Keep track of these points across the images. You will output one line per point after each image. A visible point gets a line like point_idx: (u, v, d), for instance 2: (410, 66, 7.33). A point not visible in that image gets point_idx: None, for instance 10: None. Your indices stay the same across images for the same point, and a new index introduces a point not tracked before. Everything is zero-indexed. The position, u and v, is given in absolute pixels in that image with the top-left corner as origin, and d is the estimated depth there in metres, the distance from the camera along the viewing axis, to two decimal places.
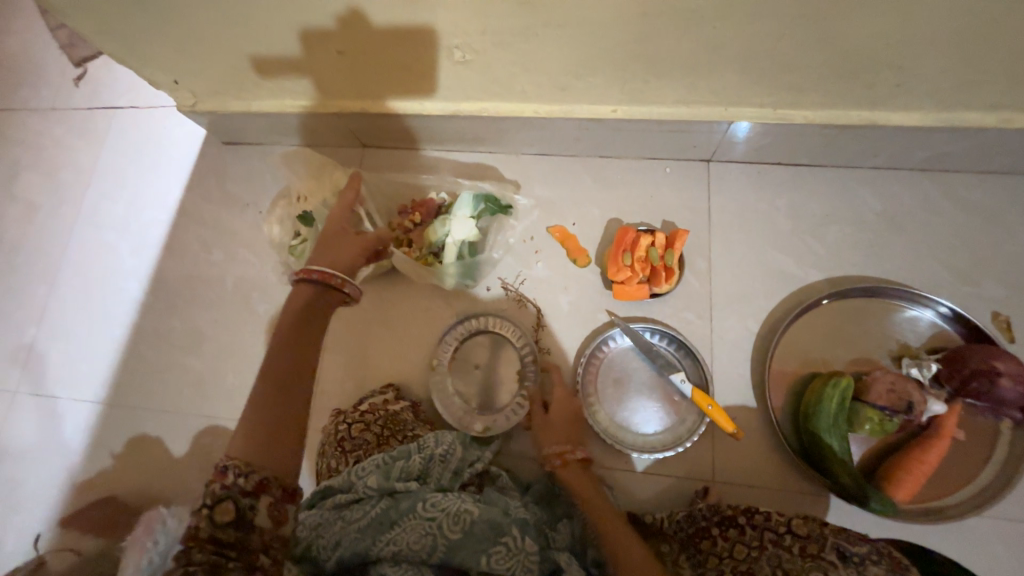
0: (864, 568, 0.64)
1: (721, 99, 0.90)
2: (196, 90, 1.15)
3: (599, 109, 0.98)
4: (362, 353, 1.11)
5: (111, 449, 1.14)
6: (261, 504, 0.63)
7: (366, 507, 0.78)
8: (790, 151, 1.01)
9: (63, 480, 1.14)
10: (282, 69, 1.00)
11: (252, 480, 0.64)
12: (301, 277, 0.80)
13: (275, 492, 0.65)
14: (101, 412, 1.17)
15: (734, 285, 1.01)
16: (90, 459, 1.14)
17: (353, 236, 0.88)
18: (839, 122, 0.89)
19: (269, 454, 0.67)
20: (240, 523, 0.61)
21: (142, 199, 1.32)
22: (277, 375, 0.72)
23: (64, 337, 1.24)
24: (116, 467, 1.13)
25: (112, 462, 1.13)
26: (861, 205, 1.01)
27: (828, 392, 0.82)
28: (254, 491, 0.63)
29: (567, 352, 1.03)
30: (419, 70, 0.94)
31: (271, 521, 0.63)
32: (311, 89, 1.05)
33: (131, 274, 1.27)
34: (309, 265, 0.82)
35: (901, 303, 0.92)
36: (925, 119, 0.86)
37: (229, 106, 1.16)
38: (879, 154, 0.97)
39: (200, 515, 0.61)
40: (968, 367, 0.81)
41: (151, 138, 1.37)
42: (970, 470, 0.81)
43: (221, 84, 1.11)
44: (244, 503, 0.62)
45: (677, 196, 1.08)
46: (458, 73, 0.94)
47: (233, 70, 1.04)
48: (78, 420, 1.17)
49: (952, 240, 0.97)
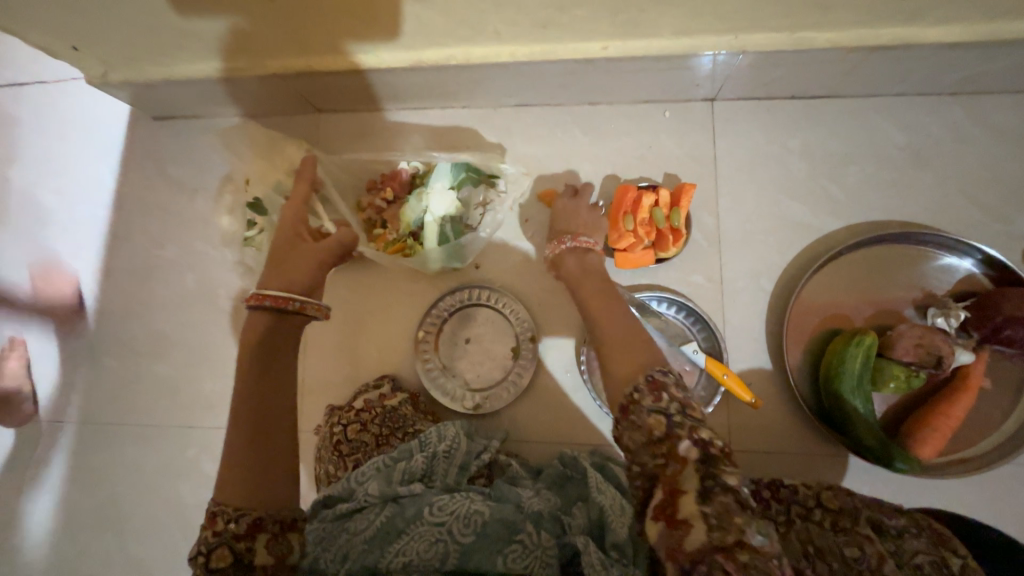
0: (903, 542, 0.60)
1: (730, 25, 0.77)
2: (105, 58, 0.96)
3: (587, 48, 0.83)
4: (348, 347, 1.02)
5: (91, 469, 1.07)
6: (259, 545, 0.57)
7: (365, 516, 0.69)
8: (805, 83, 0.89)
9: (45, 504, 1.07)
10: (200, 22, 0.82)
11: (244, 522, 0.57)
12: (253, 305, 0.68)
13: (273, 529, 0.58)
14: (72, 432, 1.08)
15: (746, 240, 0.92)
16: (71, 480, 1.07)
17: (310, 243, 0.76)
18: (868, 43, 0.77)
19: (250, 492, 0.59)
20: (240, 567, 0.56)
21: (71, 192, 1.15)
22: (244, 410, 0.63)
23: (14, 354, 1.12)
24: (99, 486, 1.06)
25: (95, 482, 1.06)
26: (882, 140, 0.91)
27: (851, 350, 0.77)
28: (248, 532, 0.57)
29: (568, 328, 0.97)
30: (368, 12, 0.78)
31: (271, 561, 0.57)
32: (243, 46, 0.88)
33: (75, 279, 1.13)
34: (260, 289, 0.69)
35: (927, 248, 0.86)
36: (965, 34, 0.75)
37: (149, 74, 0.98)
38: (905, 79, 0.86)
39: (196, 560, 0.56)
40: (1001, 315, 0.76)
41: (65, 118, 1.17)
42: (996, 418, 0.80)
43: (132, 47, 0.92)
44: (240, 547, 0.57)
45: (679, 144, 0.96)
46: (416, 14, 0.77)
47: (139, 27, 0.85)
48: (49, 443, 1.09)
49: (981, 173, 0.89)
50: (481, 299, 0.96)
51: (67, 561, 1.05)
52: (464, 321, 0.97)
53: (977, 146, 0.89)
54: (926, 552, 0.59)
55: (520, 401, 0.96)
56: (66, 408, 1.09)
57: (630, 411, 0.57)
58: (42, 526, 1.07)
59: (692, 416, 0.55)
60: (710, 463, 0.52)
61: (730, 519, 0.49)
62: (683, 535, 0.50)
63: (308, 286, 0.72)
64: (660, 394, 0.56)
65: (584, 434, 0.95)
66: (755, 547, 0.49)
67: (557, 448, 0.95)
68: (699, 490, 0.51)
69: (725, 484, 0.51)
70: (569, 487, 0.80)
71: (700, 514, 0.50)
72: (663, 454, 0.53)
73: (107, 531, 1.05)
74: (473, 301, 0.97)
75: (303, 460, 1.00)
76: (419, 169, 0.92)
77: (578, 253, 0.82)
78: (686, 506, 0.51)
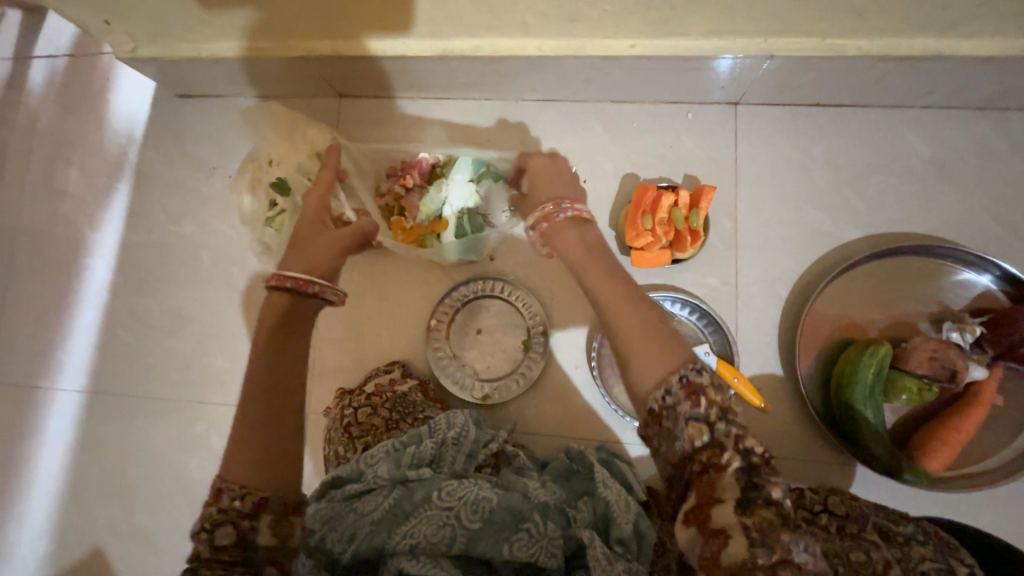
0: (909, 549, 0.61)
1: (760, 27, 0.76)
2: (133, 32, 0.96)
3: (614, 45, 0.83)
4: (359, 331, 1.03)
5: (102, 439, 1.08)
6: (264, 524, 0.58)
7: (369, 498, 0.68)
8: (831, 90, 0.89)
9: (56, 471, 1.09)
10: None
11: (247, 502, 0.57)
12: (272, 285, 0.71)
13: (277, 510, 0.59)
14: (84, 402, 1.10)
15: (763, 245, 0.92)
16: (82, 448, 1.08)
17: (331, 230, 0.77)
18: (899, 52, 0.76)
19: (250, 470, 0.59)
20: (244, 545, 0.56)
21: (92, 166, 1.16)
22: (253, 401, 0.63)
23: (30, 322, 1.13)
24: (110, 456, 1.07)
25: (106, 451, 1.08)
26: (906, 151, 0.91)
27: (865, 360, 0.77)
28: (253, 512, 0.57)
29: (578, 324, 0.98)
30: None
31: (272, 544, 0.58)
32: (270, 27, 0.88)
33: (93, 251, 1.14)
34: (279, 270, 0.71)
35: (946, 262, 0.86)
36: (998, 47, 0.74)
37: (175, 50, 0.98)
38: (933, 91, 0.85)
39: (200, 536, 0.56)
40: (1018, 332, 0.76)
41: (90, 91, 1.18)
42: (1002, 433, 0.80)
43: (160, 23, 0.92)
44: (243, 527, 0.57)
45: (700, 146, 0.96)
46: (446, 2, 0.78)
47: (169, 2, 0.86)
48: (61, 411, 1.10)
49: (1004, 189, 0.88)
50: (495, 287, 0.97)
51: (75, 528, 1.07)
52: (475, 310, 0.98)
53: (1003, 162, 0.89)
54: (933, 559, 0.60)
55: (529, 394, 0.97)
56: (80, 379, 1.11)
57: (661, 416, 0.54)
58: (51, 493, 1.08)
59: (735, 424, 0.51)
60: (751, 473, 0.50)
61: (769, 535, 0.48)
62: (719, 547, 0.49)
63: (324, 270, 0.74)
64: (697, 398, 0.52)
65: (591, 429, 0.95)
66: (797, 564, 0.47)
67: (563, 442, 0.95)
68: (737, 500, 0.49)
69: (768, 498, 0.48)
70: (575, 481, 0.80)
71: (736, 524, 0.49)
72: (704, 461, 0.51)
73: (114, 500, 1.06)
74: (486, 290, 0.97)
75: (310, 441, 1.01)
76: (440, 159, 0.92)
77: (579, 227, 0.70)
78: (722, 515, 0.49)
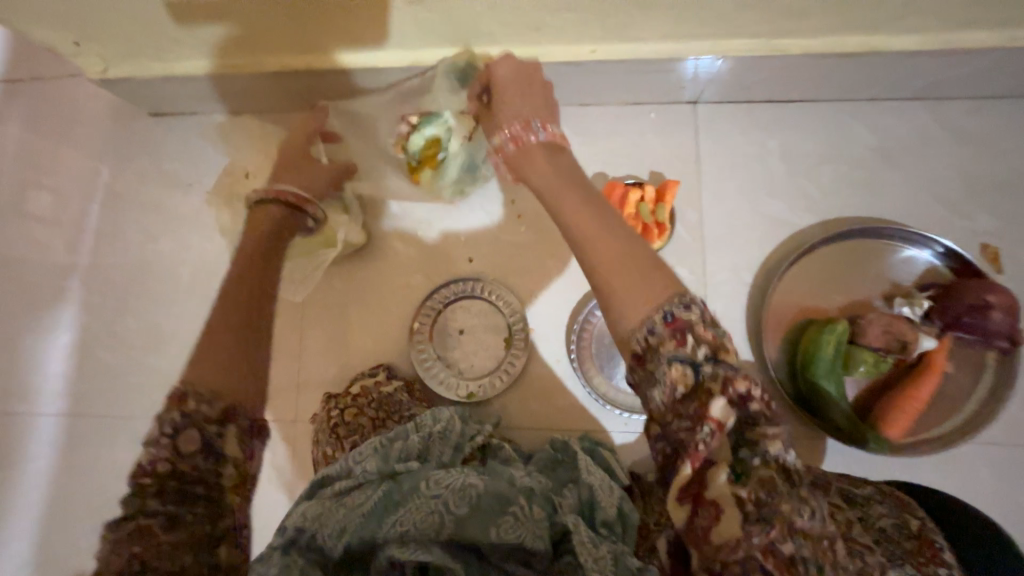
0: (868, 508, 0.65)
1: (712, 30, 0.81)
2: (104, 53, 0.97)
3: (577, 51, 0.87)
4: (344, 339, 1.04)
5: (86, 461, 1.07)
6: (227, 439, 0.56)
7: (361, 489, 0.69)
8: (782, 87, 0.95)
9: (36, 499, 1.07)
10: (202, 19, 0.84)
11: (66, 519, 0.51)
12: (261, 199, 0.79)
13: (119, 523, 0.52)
14: (65, 425, 1.08)
15: (728, 236, 0.97)
16: (64, 473, 1.07)
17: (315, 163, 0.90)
18: (839, 50, 0.82)
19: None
20: (210, 453, 0.55)
21: (66, 187, 1.16)
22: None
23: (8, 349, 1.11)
24: (94, 479, 1.06)
25: (89, 474, 1.06)
26: (854, 141, 0.97)
27: (825, 334, 0.82)
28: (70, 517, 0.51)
29: (557, 320, 1.01)
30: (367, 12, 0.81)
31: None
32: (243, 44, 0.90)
33: (70, 273, 1.13)
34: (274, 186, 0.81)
35: (896, 243, 0.91)
36: (928, 41, 0.80)
37: (147, 68, 0.99)
38: (874, 84, 0.92)
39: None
40: (962, 304, 0.82)
41: (60, 112, 1.17)
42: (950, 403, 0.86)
43: (131, 42, 0.93)
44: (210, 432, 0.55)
45: (664, 144, 1.01)
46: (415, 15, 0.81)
47: (137, 20, 0.86)
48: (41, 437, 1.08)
49: (944, 171, 0.95)
50: (462, 290, 1.00)
51: (60, 556, 1.05)
52: (442, 314, 1.00)
53: (943, 148, 0.96)
54: (890, 515, 0.64)
55: (513, 390, 0.99)
56: (58, 401, 1.09)
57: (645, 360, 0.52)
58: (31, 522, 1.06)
59: (728, 366, 0.49)
60: (748, 423, 0.49)
61: (767, 502, 0.46)
62: (709, 522, 0.47)
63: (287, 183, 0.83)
64: (683, 337, 0.49)
65: (575, 421, 0.98)
66: (802, 533, 0.46)
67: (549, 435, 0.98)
68: (731, 466, 0.48)
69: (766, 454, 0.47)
70: (560, 471, 0.82)
71: (732, 496, 0.47)
72: (694, 410, 0.48)
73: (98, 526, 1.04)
74: (454, 294, 1.00)
75: (299, 451, 1.02)
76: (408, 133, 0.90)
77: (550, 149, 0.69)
78: (717, 483, 0.47)
